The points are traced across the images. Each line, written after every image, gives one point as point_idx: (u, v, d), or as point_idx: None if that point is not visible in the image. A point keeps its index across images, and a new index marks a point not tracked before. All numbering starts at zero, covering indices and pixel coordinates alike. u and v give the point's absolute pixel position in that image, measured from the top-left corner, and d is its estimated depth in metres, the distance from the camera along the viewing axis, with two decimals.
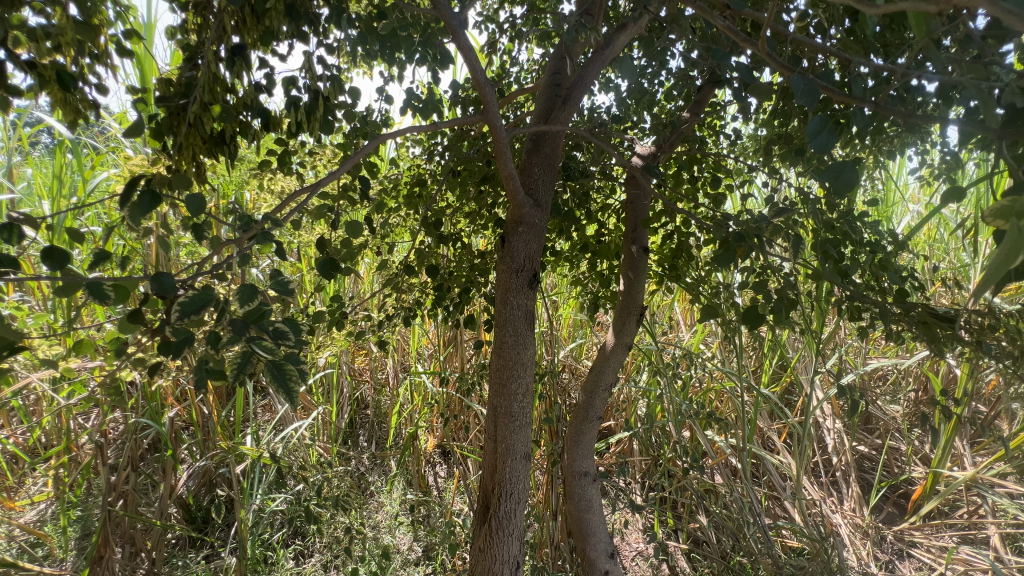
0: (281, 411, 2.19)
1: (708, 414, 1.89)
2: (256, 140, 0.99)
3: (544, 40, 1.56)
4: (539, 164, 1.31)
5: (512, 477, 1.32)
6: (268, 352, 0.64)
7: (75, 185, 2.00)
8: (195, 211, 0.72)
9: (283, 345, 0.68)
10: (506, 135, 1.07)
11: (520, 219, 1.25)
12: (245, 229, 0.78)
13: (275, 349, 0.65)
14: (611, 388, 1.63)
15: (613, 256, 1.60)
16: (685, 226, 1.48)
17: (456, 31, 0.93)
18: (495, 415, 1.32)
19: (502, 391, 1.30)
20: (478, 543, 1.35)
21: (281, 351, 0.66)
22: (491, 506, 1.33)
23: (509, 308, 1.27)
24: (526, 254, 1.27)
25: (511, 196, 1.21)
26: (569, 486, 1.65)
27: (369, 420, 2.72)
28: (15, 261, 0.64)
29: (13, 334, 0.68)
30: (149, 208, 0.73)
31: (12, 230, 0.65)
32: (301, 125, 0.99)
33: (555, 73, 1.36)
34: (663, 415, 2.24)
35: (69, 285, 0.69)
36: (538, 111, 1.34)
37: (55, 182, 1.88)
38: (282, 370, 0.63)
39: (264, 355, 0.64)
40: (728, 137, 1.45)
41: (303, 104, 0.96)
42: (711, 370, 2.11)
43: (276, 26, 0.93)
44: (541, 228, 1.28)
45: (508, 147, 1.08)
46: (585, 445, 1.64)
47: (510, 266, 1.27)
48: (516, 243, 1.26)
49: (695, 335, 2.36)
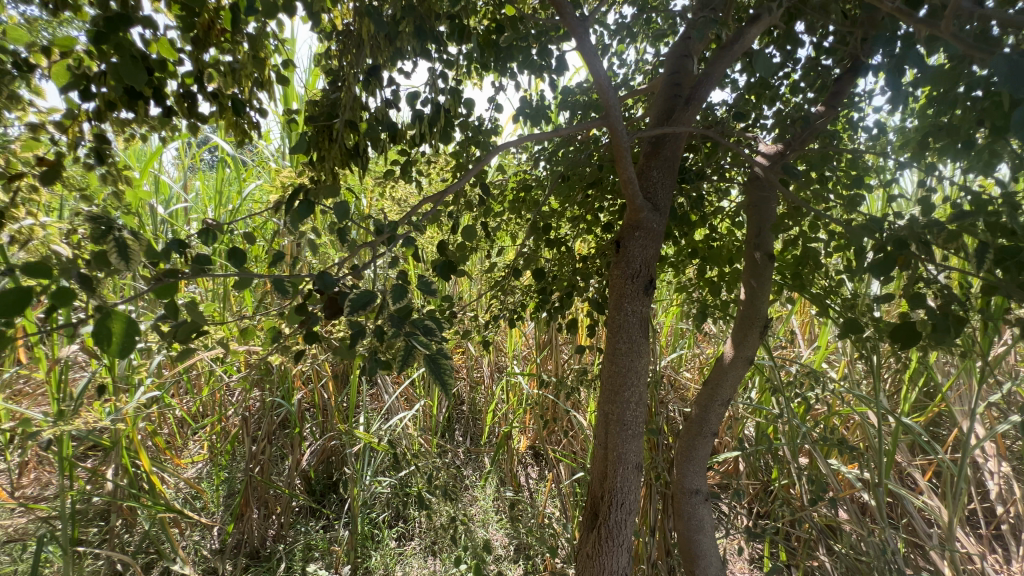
0: (389, 401, 2.36)
1: (833, 441, 1.69)
2: (384, 152, 1.08)
3: (655, 38, 1.51)
4: (658, 167, 1.27)
5: (623, 488, 1.30)
6: (426, 346, 0.72)
7: (231, 194, 2.33)
8: (343, 217, 0.81)
9: (432, 340, 0.75)
10: (627, 138, 1.05)
11: (638, 223, 1.22)
12: (380, 233, 0.86)
13: (431, 343, 0.73)
14: (727, 404, 1.52)
15: (727, 262, 1.49)
16: (814, 231, 1.34)
17: (580, 36, 0.91)
18: (606, 422, 1.30)
19: (615, 398, 1.28)
20: (585, 548, 1.35)
21: (435, 346, 0.74)
22: (600, 514, 1.32)
23: (624, 315, 1.25)
24: (642, 259, 1.24)
25: (629, 200, 1.19)
26: (678, 503, 1.58)
27: (465, 416, 2.84)
28: (208, 258, 0.77)
29: (201, 319, 0.81)
30: (306, 214, 0.84)
31: (208, 233, 0.79)
32: (424, 136, 1.07)
33: (675, 72, 1.30)
34: (776, 437, 2.04)
35: (245, 279, 0.82)
36: (657, 112, 1.29)
37: (218, 191, 2.21)
38: (440, 363, 0.71)
39: (422, 349, 0.72)
40: (870, 132, 1.29)
41: (426, 117, 1.05)
42: (838, 392, 1.88)
43: (405, 46, 1.01)
44: (657, 233, 1.25)
45: (629, 150, 1.06)
46: (697, 462, 1.56)
47: (626, 271, 1.25)
48: (633, 247, 1.24)
49: (817, 352, 2.12)
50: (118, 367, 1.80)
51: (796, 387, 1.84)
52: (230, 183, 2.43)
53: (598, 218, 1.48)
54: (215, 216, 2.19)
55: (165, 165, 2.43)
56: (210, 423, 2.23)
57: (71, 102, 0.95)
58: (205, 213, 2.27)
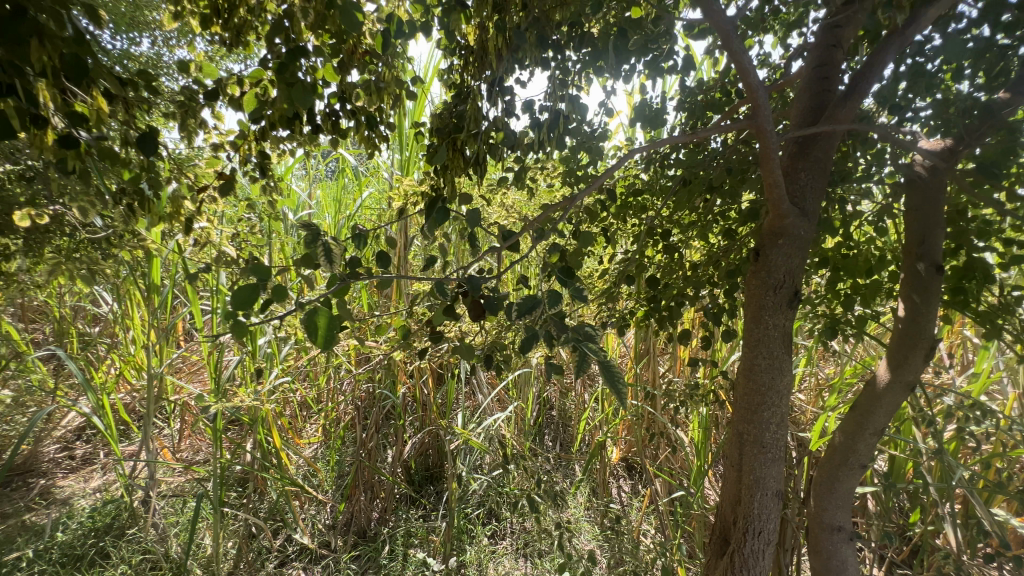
0: (484, 401, 2.43)
1: (1001, 489, 1.43)
2: (501, 159, 1.11)
3: (787, 29, 1.38)
4: (806, 170, 1.19)
5: (760, 514, 1.24)
6: (599, 354, 0.79)
7: (349, 202, 2.55)
8: (475, 222, 0.84)
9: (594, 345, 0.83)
10: (776, 140, 1.01)
11: (781, 229, 1.15)
12: (506, 239, 0.89)
13: (602, 349, 0.81)
14: (880, 434, 1.36)
15: (865, 274, 1.34)
16: (985, 240, 1.15)
17: (728, 35, 0.87)
18: (741, 443, 1.25)
19: (752, 418, 1.22)
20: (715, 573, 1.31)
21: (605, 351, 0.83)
22: (733, 539, 1.27)
23: (764, 329, 1.19)
24: (786, 269, 1.17)
25: (773, 204, 1.11)
26: (815, 538, 1.46)
27: (554, 421, 2.83)
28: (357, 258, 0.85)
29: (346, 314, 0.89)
30: (442, 219, 0.88)
31: (361, 236, 0.87)
32: (542, 143, 1.09)
33: (822, 66, 1.22)
34: (919, 477, 1.78)
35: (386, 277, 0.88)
36: (803, 111, 1.22)
37: (338, 199, 2.43)
38: (614, 370, 0.80)
39: (596, 356, 0.80)
40: None
41: (545, 124, 1.08)
42: (1006, 431, 1.59)
43: (525, 57, 1.03)
44: (805, 239, 1.16)
45: (778, 152, 1.02)
46: (840, 496, 1.42)
47: (766, 282, 1.18)
48: (775, 255, 1.16)
49: (974, 381, 1.81)
50: (258, 353, 2.03)
51: (947, 419, 1.59)
52: (347, 192, 2.66)
53: (716, 224, 1.40)
54: (335, 221, 2.41)
55: (296, 175, 2.71)
56: (326, 410, 2.44)
57: (243, 124, 1.10)
58: (326, 219, 2.51)
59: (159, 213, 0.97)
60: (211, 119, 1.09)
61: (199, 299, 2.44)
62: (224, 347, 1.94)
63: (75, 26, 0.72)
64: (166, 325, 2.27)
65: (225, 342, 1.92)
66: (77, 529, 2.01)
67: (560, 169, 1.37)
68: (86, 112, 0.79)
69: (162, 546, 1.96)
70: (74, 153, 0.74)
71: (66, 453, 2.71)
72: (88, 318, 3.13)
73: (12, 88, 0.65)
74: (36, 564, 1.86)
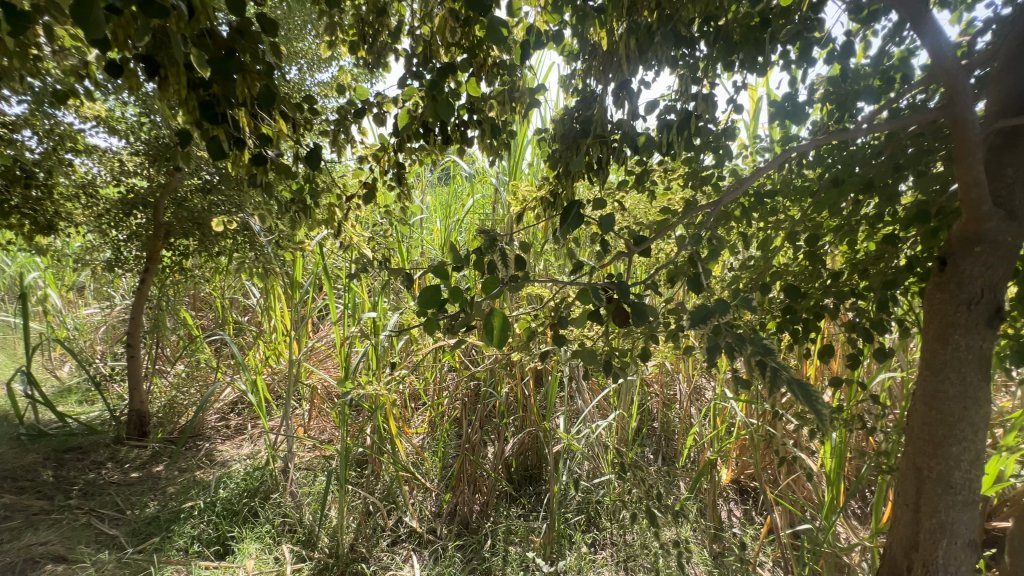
0: (586, 407, 2.39)
1: None
2: (625, 163, 1.09)
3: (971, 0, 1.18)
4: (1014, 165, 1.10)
5: (947, 553, 1.21)
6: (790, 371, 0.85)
7: (457, 207, 2.68)
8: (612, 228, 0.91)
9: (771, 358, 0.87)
10: (978, 134, 0.94)
11: (981, 235, 1.06)
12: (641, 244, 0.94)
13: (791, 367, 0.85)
14: None
15: None
16: None
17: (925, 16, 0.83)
18: (920, 478, 1.22)
19: (934, 453, 1.19)
20: None
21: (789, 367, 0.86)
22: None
23: (949, 355, 1.15)
24: (984, 281, 1.09)
25: (970, 208, 1.03)
26: None
27: (657, 433, 2.71)
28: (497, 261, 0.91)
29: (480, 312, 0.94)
30: (575, 225, 0.92)
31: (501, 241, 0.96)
32: (671, 145, 1.05)
33: None
34: None
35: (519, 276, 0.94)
36: (1004, 98, 1.11)
37: (448, 206, 2.56)
38: (809, 391, 0.84)
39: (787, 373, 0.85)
40: None
41: (675, 125, 1.04)
42: None
43: (659, 56, 0.99)
44: (1010, 248, 1.07)
45: (979, 147, 0.95)
46: None
47: (957, 298, 1.12)
48: (969, 266, 1.09)
49: None
50: (379, 347, 2.19)
51: None
52: (456, 199, 2.80)
53: (864, 228, 1.24)
54: (446, 226, 2.54)
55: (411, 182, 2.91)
56: (433, 402, 2.57)
57: (383, 138, 1.21)
58: (436, 225, 2.65)
59: (315, 219, 1.11)
60: (357, 135, 1.21)
61: (329, 295, 2.73)
62: (353, 340, 2.12)
63: (267, 61, 0.85)
64: (303, 318, 2.56)
65: (354, 335, 2.11)
66: (233, 488, 2.35)
67: (684, 171, 1.30)
68: (269, 132, 0.92)
69: (297, 512, 2.21)
70: (260, 168, 0.87)
71: (222, 423, 3.17)
72: (240, 310, 3.65)
73: (223, 115, 0.78)
74: (204, 515, 2.20)
